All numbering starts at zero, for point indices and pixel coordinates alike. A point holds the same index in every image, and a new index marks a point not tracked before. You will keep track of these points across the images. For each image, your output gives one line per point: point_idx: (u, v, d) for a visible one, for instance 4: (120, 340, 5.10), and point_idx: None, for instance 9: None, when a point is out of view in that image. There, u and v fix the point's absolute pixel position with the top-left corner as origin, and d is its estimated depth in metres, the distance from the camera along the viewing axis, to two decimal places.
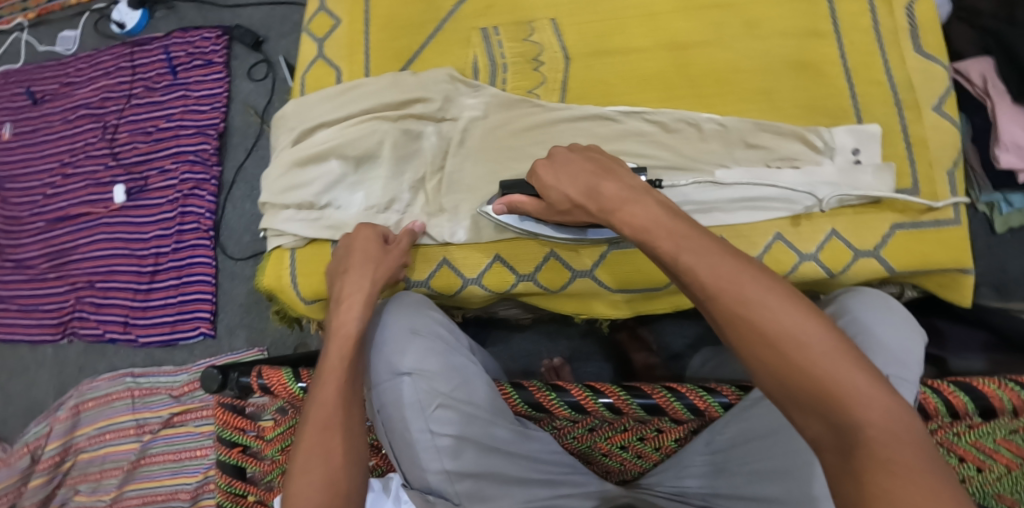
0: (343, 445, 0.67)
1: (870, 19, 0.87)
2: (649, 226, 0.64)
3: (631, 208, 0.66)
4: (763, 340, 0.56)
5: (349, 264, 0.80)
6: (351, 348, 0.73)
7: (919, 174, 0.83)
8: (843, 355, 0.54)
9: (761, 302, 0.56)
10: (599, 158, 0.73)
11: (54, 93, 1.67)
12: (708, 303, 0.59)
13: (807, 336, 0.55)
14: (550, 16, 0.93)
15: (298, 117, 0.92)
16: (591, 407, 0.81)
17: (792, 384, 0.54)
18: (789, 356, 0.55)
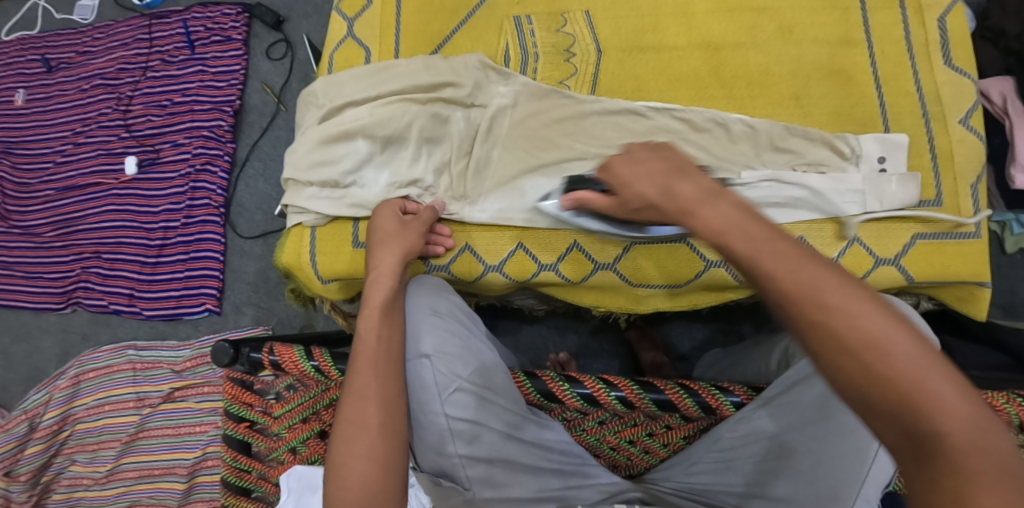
0: (379, 420, 0.69)
1: (903, 30, 0.87)
2: (723, 226, 0.57)
3: (711, 202, 0.59)
4: (847, 349, 0.51)
5: (373, 243, 0.81)
6: (382, 323, 0.75)
7: (942, 186, 0.84)
8: (931, 364, 0.50)
9: (844, 310, 0.51)
10: (675, 157, 0.65)
11: (69, 61, 1.66)
12: (786, 308, 0.53)
13: (891, 344, 0.50)
14: (583, 8, 0.93)
15: (328, 95, 0.92)
16: (604, 400, 0.80)
17: (877, 398, 0.50)
18: (871, 366, 0.50)
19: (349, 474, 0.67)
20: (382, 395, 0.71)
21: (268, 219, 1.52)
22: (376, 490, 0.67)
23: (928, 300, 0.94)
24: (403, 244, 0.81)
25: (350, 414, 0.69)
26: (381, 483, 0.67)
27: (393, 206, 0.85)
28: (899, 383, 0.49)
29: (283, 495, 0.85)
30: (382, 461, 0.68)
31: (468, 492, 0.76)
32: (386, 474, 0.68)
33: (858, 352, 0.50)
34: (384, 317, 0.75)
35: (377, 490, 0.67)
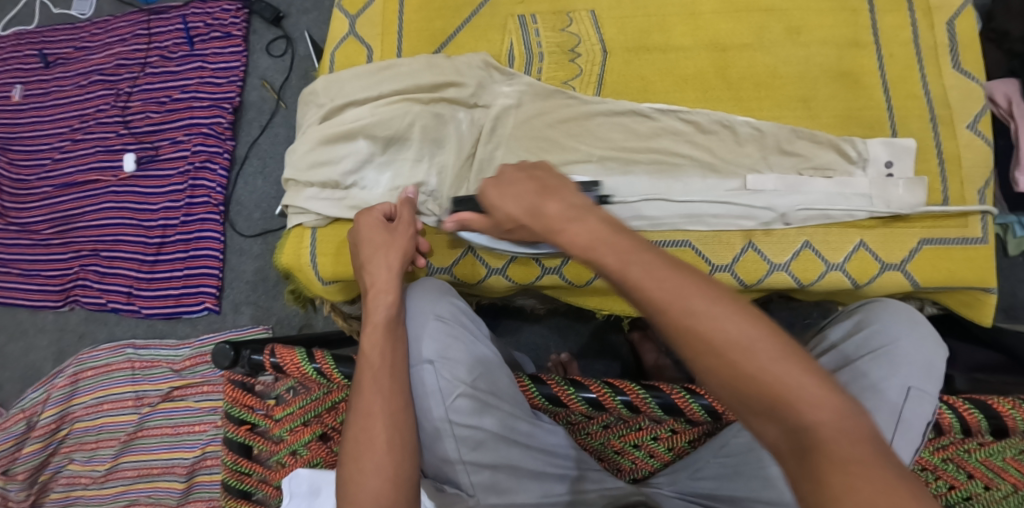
0: (385, 437, 0.69)
1: (911, 32, 0.87)
2: (597, 242, 0.58)
3: (585, 221, 0.60)
4: (712, 350, 0.51)
5: (365, 257, 0.79)
6: (383, 337, 0.74)
7: (949, 191, 0.83)
8: (790, 358, 0.50)
9: (705, 311, 0.51)
10: (544, 177, 0.68)
11: (67, 57, 1.64)
12: (658, 319, 0.53)
13: (755, 342, 0.50)
14: (588, 8, 0.92)
15: (329, 94, 0.91)
16: (609, 404, 0.80)
17: (747, 394, 0.50)
18: (741, 365, 0.50)
19: (359, 492, 0.66)
20: (388, 406, 0.70)
21: (267, 217, 1.51)
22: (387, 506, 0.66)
23: (933, 305, 0.93)
24: (393, 255, 0.78)
25: (358, 428, 0.69)
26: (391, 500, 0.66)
27: (376, 212, 0.82)
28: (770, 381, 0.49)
29: (285, 499, 0.84)
30: (390, 478, 0.67)
31: (473, 498, 0.76)
32: (396, 491, 0.67)
33: (725, 353, 0.50)
34: (383, 328, 0.74)
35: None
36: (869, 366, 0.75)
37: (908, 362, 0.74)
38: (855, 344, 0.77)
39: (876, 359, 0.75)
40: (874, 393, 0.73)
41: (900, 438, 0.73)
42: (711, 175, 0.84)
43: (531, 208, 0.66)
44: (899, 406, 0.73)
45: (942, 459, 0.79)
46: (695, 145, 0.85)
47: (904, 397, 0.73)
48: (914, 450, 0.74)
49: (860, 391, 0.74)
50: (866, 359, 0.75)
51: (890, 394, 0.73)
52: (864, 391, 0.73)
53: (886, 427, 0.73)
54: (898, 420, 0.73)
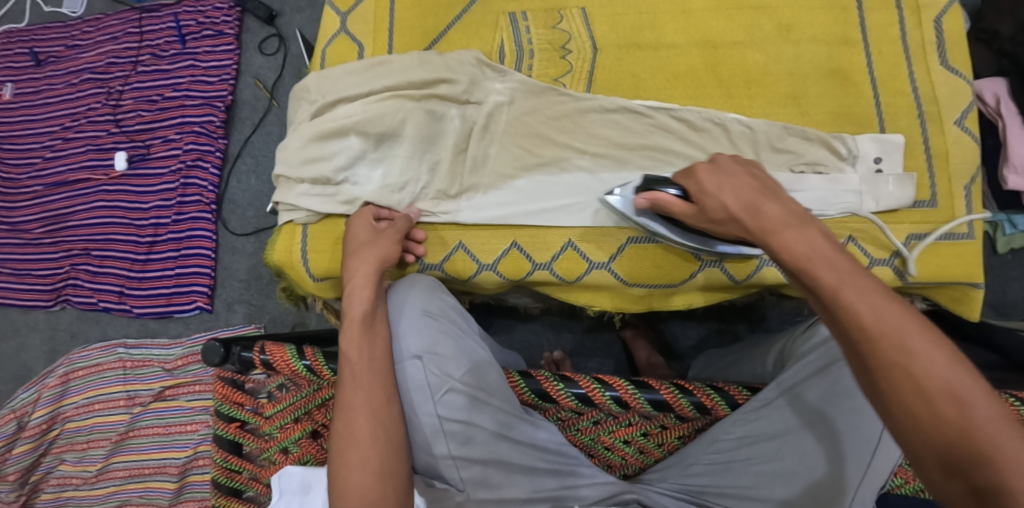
0: (368, 431, 0.70)
1: (900, 29, 0.87)
2: (815, 263, 0.60)
3: (802, 238, 0.62)
4: (913, 389, 0.52)
5: (349, 252, 0.81)
6: (360, 333, 0.75)
7: (938, 187, 0.84)
8: (993, 411, 0.50)
9: (924, 353, 0.53)
10: (763, 177, 0.69)
11: (58, 55, 1.64)
12: (863, 345, 0.55)
13: (967, 393, 0.51)
14: (580, 5, 0.92)
15: (322, 90, 0.91)
16: (599, 400, 0.80)
17: (938, 443, 0.51)
18: (926, 411, 0.51)
19: (346, 485, 0.69)
20: (372, 401, 0.71)
21: (260, 215, 1.50)
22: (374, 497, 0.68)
23: (923, 301, 0.94)
24: (378, 255, 0.80)
25: (344, 423, 0.71)
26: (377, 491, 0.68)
27: (365, 212, 0.84)
28: (965, 437, 0.50)
29: (274, 496, 0.84)
30: (375, 471, 0.69)
31: (463, 493, 0.77)
32: (380, 484, 0.69)
33: (926, 394, 0.52)
34: (366, 325, 0.75)
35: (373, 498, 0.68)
36: None
37: None
38: None
39: None
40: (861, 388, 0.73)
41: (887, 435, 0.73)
42: None
43: (750, 206, 0.67)
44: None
45: None
46: (691, 142, 0.85)
47: None
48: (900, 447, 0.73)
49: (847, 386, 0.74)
50: None
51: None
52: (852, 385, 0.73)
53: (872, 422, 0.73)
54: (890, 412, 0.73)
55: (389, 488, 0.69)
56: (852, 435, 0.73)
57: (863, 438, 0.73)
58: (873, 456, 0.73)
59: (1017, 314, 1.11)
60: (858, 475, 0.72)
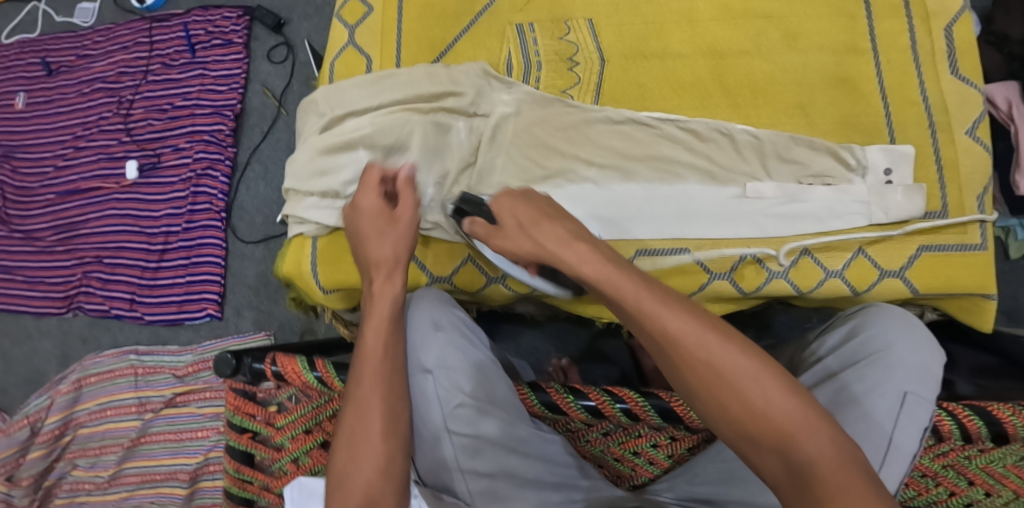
0: (380, 429, 0.68)
1: (910, 38, 0.86)
2: (603, 276, 0.63)
3: (583, 253, 0.64)
4: (705, 377, 0.58)
5: (363, 235, 0.75)
6: (386, 329, 0.72)
7: (949, 197, 0.84)
8: (772, 376, 0.57)
9: (715, 350, 0.58)
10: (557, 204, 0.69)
11: (70, 64, 1.65)
12: (671, 350, 0.59)
13: (759, 376, 0.57)
14: (587, 15, 0.92)
15: (330, 103, 0.91)
16: (609, 411, 0.80)
17: (749, 428, 0.57)
18: (723, 390, 0.57)
19: (348, 488, 0.66)
20: (388, 401, 0.70)
21: (268, 222, 1.51)
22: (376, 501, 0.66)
23: (933, 311, 0.94)
24: (385, 250, 0.74)
25: (354, 421, 0.68)
26: (380, 494, 0.67)
27: (374, 178, 0.77)
28: (754, 407, 0.56)
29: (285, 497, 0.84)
30: (381, 471, 0.67)
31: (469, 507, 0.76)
32: (383, 485, 0.67)
33: (715, 380, 0.57)
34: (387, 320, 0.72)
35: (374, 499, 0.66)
36: (862, 371, 0.76)
37: (902, 366, 0.75)
38: (851, 349, 0.78)
39: (871, 364, 0.75)
40: (869, 396, 0.74)
41: (900, 441, 0.72)
42: (711, 183, 0.84)
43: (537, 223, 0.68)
44: (895, 410, 0.73)
45: (941, 466, 0.79)
46: (699, 152, 0.85)
47: (899, 401, 0.73)
48: (911, 457, 0.73)
49: (857, 394, 0.74)
50: (861, 363, 0.76)
51: (885, 398, 0.74)
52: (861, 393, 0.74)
53: (884, 428, 0.73)
54: (893, 423, 0.73)
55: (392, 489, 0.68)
56: (863, 442, 0.73)
57: (874, 444, 0.73)
58: (884, 463, 0.73)
59: None
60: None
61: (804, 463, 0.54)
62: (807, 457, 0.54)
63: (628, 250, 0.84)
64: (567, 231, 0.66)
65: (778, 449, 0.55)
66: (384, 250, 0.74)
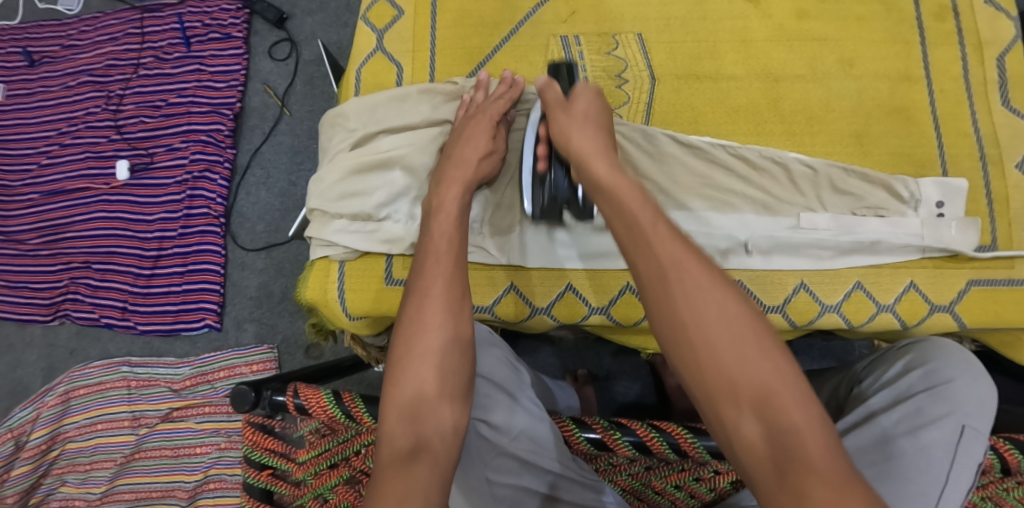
0: (436, 344, 0.66)
1: (962, 67, 0.85)
2: (588, 152, 0.74)
3: (583, 129, 0.76)
4: (658, 271, 0.62)
5: (454, 143, 0.81)
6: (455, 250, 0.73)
7: (998, 231, 0.82)
8: (729, 291, 0.61)
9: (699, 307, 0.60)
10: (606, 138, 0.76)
11: (53, 55, 1.55)
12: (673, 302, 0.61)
13: (740, 336, 0.58)
14: (636, 30, 0.88)
15: (363, 118, 0.86)
16: (657, 448, 0.77)
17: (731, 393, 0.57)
18: (675, 287, 0.61)
19: (408, 365, 0.66)
20: (460, 295, 0.70)
21: (271, 230, 1.45)
22: (419, 407, 0.64)
23: (970, 341, 0.92)
24: (464, 174, 0.79)
25: (425, 292, 0.69)
26: (428, 398, 0.64)
27: (499, 106, 0.83)
28: (704, 312, 0.59)
29: None
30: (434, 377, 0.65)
31: None
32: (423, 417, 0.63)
33: (668, 274, 0.61)
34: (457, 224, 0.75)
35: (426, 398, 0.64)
36: (919, 404, 0.74)
37: (964, 401, 0.73)
38: (909, 381, 0.76)
39: (933, 396, 0.73)
40: (927, 429, 0.72)
41: (956, 476, 0.70)
42: (765, 213, 0.81)
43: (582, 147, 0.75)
44: (953, 444, 0.71)
45: (982, 498, 0.81)
46: (753, 182, 0.81)
47: (958, 435, 0.71)
48: (965, 494, 0.70)
49: (916, 426, 0.72)
50: (920, 395, 0.74)
51: (942, 429, 0.71)
52: (919, 426, 0.72)
53: (939, 464, 0.70)
54: (951, 460, 0.70)
55: (447, 391, 0.65)
56: (920, 475, 0.70)
57: (930, 478, 0.70)
58: (939, 500, 0.69)
59: None
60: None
61: (744, 373, 0.57)
62: (742, 366, 0.57)
63: None
64: (591, 105, 0.78)
65: (767, 425, 0.55)
66: (467, 164, 0.79)
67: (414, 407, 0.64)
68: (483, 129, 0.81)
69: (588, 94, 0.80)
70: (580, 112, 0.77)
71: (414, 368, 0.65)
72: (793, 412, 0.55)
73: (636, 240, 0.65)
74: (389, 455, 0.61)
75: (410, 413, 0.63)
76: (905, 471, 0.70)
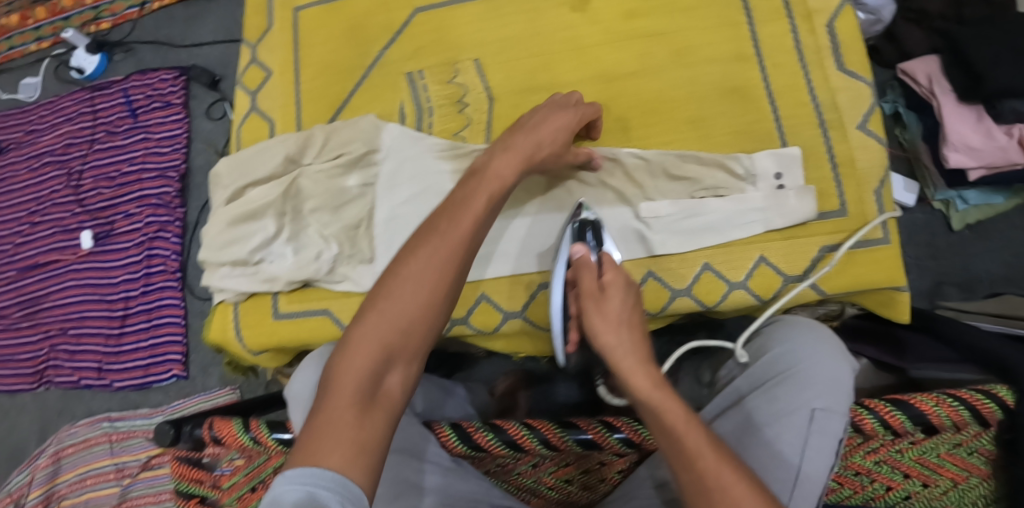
0: (421, 314, 0.66)
1: (793, 39, 0.88)
2: (605, 331, 0.67)
3: (613, 323, 0.67)
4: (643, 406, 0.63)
5: (518, 127, 0.78)
6: (496, 193, 0.73)
7: (847, 195, 0.84)
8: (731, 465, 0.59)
9: (671, 411, 0.62)
10: (637, 308, 0.69)
11: (19, 141, 1.69)
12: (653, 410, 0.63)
13: (703, 452, 0.60)
14: (474, 55, 0.93)
15: (233, 175, 0.92)
16: (527, 444, 0.81)
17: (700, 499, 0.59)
18: (654, 419, 0.63)
19: (387, 306, 0.65)
20: (460, 263, 0.68)
21: None
22: (372, 386, 0.63)
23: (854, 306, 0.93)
24: (525, 150, 0.76)
25: (424, 250, 0.68)
26: (386, 376, 0.64)
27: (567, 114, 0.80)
28: (682, 442, 0.61)
29: None
30: (417, 339, 0.66)
31: None
32: (373, 392, 0.63)
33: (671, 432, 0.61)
34: (486, 207, 0.71)
35: (399, 348, 0.65)
36: (771, 391, 0.74)
37: (813, 383, 0.72)
38: (763, 368, 0.76)
39: (778, 383, 0.74)
40: (779, 417, 0.71)
41: (811, 459, 0.69)
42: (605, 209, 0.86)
43: (619, 314, 0.68)
44: (805, 428, 0.70)
45: (874, 461, 0.81)
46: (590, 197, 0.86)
47: (809, 419, 0.71)
48: (825, 474, 0.69)
49: (767, 416, 0.72)
50: (770, 382, 0.74)
51: (792, 416, 0.71)
52: (770, 416, 0.72)
53: (791, 449, 0.70)
54: (805, 443, 0.70)
55: (415, 347, 0.65)
56: (773, 464, 0.70)
57: (786, 463, 0.69)
58: (798, 486, 0.69)
59: (980, 289, 1.18)
60: (787, 490, 0.69)
61: (713, 490, 0.58)
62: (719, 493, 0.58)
63: (531, 285, 0.86)
64: (626, 305, 0.68)
65: None
66: (536, 149, 0.76)
67: (387, 353, 0.64)
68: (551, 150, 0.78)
69: (621, 284, 0.70)
70: (614, 317, 0.67)
71: (392, 323, 0.65)
72: None
73: (644, 409, 0.64)
74: (348, 395, 0.62)
75: (379, 359, 0.64)
76: (761, 459, 0.70)
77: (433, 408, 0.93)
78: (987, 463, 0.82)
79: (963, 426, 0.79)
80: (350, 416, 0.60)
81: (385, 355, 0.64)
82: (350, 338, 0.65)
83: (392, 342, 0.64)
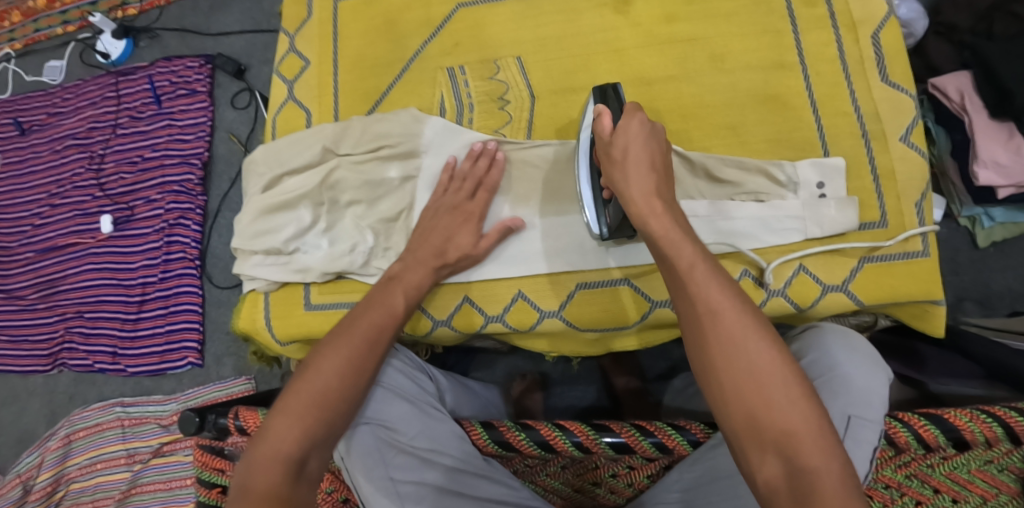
0: (337, 398, 0.71)
1: (836, 49, 0.88)
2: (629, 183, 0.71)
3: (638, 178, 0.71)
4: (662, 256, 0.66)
5: (429, 221, 0.84)
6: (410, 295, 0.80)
7: (887, 206, 0.84)
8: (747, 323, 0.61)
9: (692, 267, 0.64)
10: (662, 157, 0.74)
11: (41, 123, 1.68)
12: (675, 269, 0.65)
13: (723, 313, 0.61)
14: (515, 54, 0.93)
15: (269, 163, 0.92)
16: (560, 447, 0.79)
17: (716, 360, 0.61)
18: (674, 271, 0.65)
19: (310, 398, 0.70)
20: (371, 358, 0.74)
21: None
22: (298, 470, 0.66)
23: (887, 318, 0.93)
24: (433, 252, 0.82)
25: (339, 348, 0.74)
26: (308, 462, 0.67)
27: (474, 174, 0.86)
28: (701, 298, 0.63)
29: None
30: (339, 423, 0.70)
31: None
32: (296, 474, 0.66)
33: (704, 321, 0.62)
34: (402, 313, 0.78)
35: (321, 435, 0.69)
36: None
37: (848, 390, 0.72)
38: None
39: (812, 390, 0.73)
40: None
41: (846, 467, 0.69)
42: None
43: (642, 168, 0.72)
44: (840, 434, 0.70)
45: (905, 475, 0.80)
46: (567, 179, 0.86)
47: (845, 426, 0.70)
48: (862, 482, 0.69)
49: None
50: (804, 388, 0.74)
51: None
52: None
53: None
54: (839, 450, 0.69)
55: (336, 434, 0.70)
56: None
57: None
58: None
59: (1002, 307, 1.18)
60: None
61: (735, 351, 0.60)
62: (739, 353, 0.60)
63: (567, 285, 0.86)
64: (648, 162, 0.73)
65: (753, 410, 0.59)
66: (443, 244, 0.82)
67: (313, 438, 0.68)
68: (462, 226, 0.84)
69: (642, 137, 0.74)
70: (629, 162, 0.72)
71: (314, 407, 0.69)
72: (776, 397, 0.58)
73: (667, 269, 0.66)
74: (274, 476, 0.65)
75: (303, 445, 0.67)
76: None
77: (460, 407, 0.93)
78: (1015, 481, 0.81)
79: (994, 444, 0.78)
80: (283, 493, 0.64)
81: (308, 441, 0.68)
82: (272, 427, 0.68)
83: (316, 428, 0.69)
